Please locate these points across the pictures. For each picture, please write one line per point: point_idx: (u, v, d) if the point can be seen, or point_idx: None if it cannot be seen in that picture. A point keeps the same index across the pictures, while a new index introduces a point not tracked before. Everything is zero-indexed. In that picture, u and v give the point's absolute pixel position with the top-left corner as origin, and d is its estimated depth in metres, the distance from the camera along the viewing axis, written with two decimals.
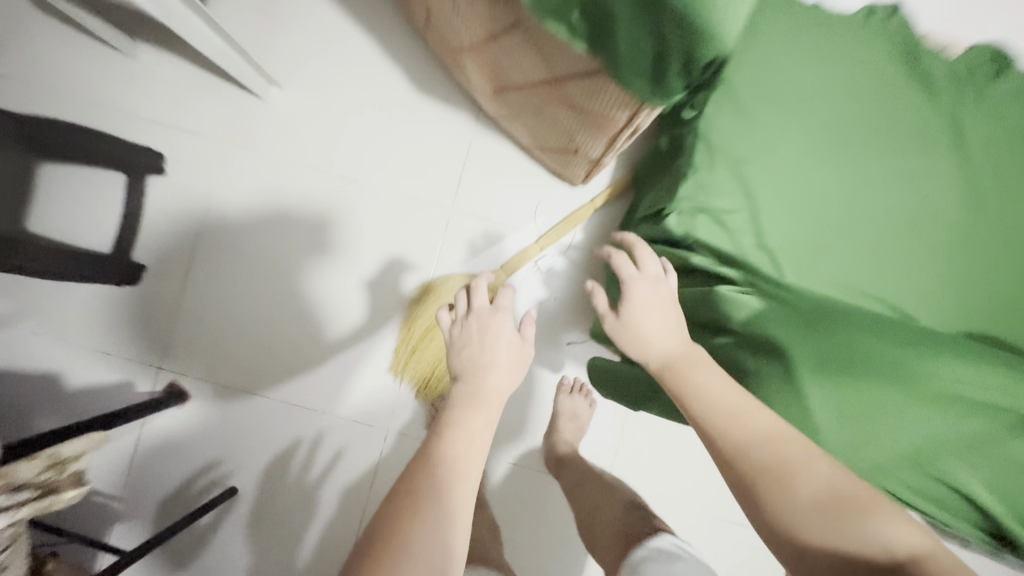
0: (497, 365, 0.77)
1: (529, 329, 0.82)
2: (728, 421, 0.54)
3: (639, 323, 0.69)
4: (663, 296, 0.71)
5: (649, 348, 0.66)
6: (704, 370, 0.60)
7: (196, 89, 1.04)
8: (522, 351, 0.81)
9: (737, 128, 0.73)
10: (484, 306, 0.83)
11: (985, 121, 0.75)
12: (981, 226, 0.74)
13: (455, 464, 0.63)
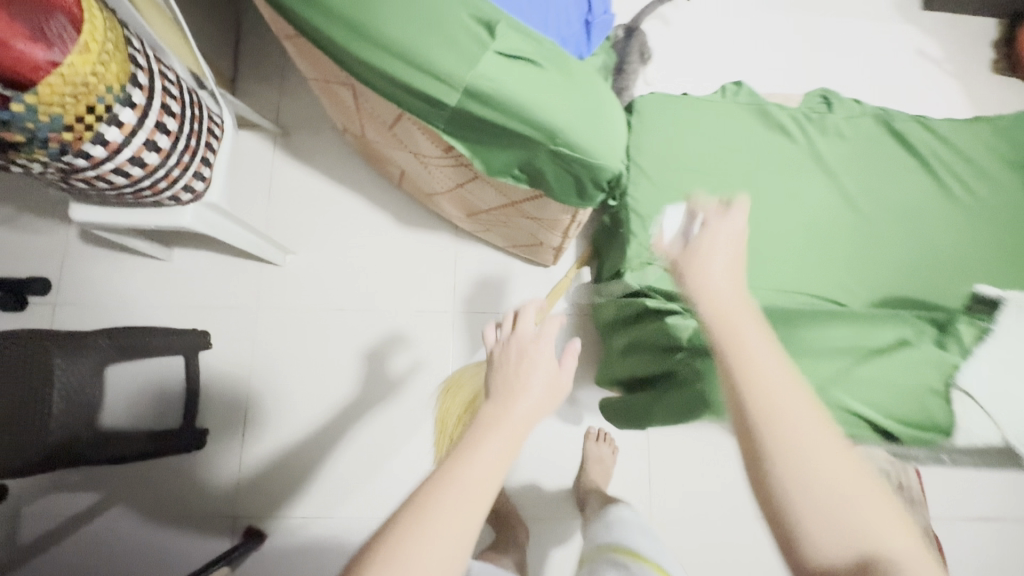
0: (527, 399, 0.57)
1: (572, 360, 0.62)
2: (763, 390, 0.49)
3: (705, 269, 0.60)
4: (736, 256, 0.62)
5: (704, 294, 0.58)
6: (749, 333, 0.53)
7: (226, 271, 1.26)
8: (561, 379, 0.61)
9: (655, 198, 0.96)
10: (525, 331, 0.64)
11: (830, 141, 1.02)
12: (859, 218, 0.98)
13: (468, 501, 0.48)
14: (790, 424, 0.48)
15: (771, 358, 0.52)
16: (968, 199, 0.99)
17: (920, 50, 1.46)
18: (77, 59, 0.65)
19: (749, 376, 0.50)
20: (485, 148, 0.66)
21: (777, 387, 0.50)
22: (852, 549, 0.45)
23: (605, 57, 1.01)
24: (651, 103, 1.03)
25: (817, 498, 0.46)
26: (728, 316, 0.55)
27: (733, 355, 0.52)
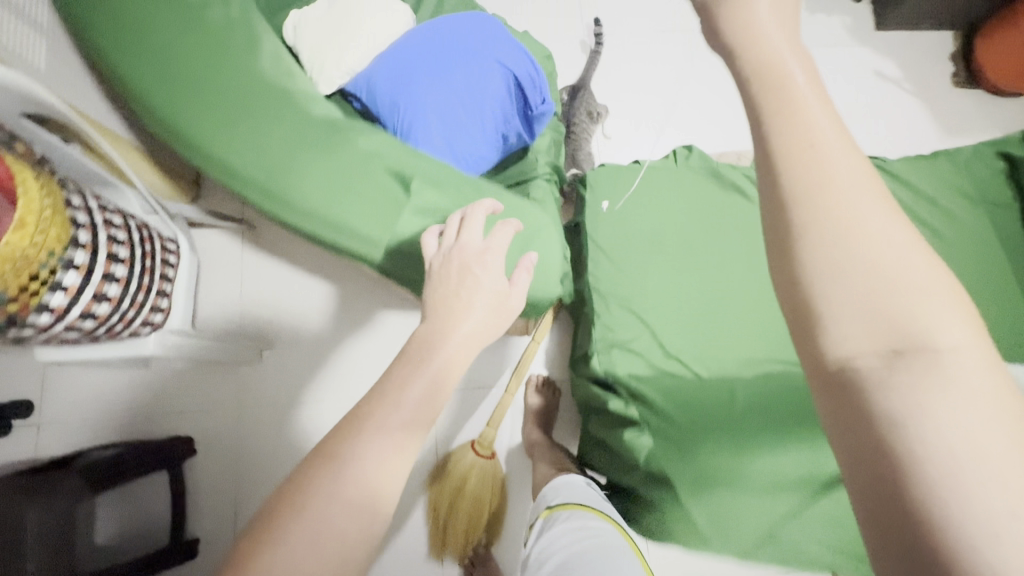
0: (470, 322, 0.54)
1: (522, 277, 0.61)
2: (811, 162, 0.34)
3: (751, 13, 0.38)
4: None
5: (750, 47, 0.38)
6: (802, 83, 0.36)
7: (207, 373, 1.26)
8: (511, 301, 0.58)
9: (614, 276, 0.96)
10: (468, 245, 0.58)
11: None
12: None
13: (407, 430, 0.46)
14: (814, 165, 0.34)
15: (821, 108, 0.36)
16: (935, 243, 0.98)
17: (877, 72, 1.45)
18: (15, 237, 0.63)
19: (792, 128, 0.35)
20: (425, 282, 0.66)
21: (831, 156, 0.34)
22: (894, 338, 0.31)
23: (552, 137, 1.03)
24: (603, 177, 1.03)
25: (848, 278, 0.32)
26: (778, 60, 0.37)
27: (777, 111, 0.35)
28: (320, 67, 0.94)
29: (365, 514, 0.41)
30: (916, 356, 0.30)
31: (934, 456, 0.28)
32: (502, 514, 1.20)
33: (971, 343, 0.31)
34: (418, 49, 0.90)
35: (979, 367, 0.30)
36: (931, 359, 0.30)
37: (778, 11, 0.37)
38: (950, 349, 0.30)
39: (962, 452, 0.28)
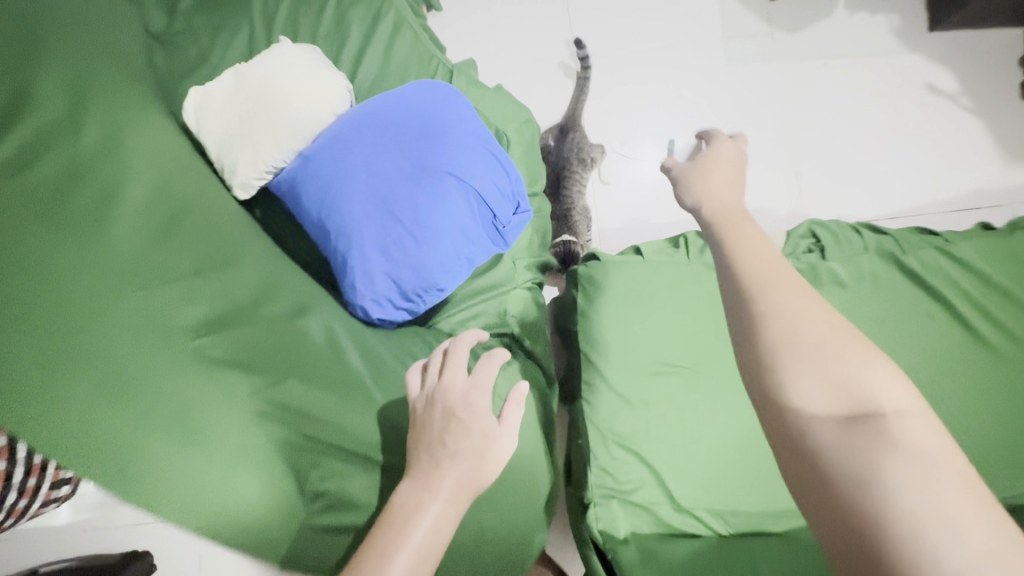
0: (458, 468, 0.52)
1: (512, 415, 0.58)
2: (759, 265, 0.46)
3: (711, 183, 0.55)
4: (737, 176, 0.58)
5: (706, 198, 0.54)
6: (746, 224, 0.50)
7: None
8: (498, 444, 0.55)
9: (613, 406, 0.79)
10: (454, 384, 0.57)
11: (828, 296, 0.81)
12: None
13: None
14: (764, 275, 0.45)
15: (757, 241, 0.49)
16: (1008, 350, 0.79)
17: (930, 84, 1.19)
18: None
19: (741, 250, 0.48)
20: None
21: (775, 265, 0.46)
22: (844, 405, 0.38)
23: (534, 230, 0.84)
24: (598, 274, 0.84)
25: (800, 352, 0.40)
26: (730, 211, 0.52)
27: (733, 239, 0.49)
28: (232, 167, 0.72)
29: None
30: (868, 421, 0.37)
31: (895, 501, 0.33)
32: None
33: (912, 404, 0.37)
34: (377, 148, 0.67)
35: (921, 425, 0.36)
36: (879, 424, 0.36)
37: (728, 183, 0.55)
38: (896, 412, 0.37)
39: (919, 500, 0.33)
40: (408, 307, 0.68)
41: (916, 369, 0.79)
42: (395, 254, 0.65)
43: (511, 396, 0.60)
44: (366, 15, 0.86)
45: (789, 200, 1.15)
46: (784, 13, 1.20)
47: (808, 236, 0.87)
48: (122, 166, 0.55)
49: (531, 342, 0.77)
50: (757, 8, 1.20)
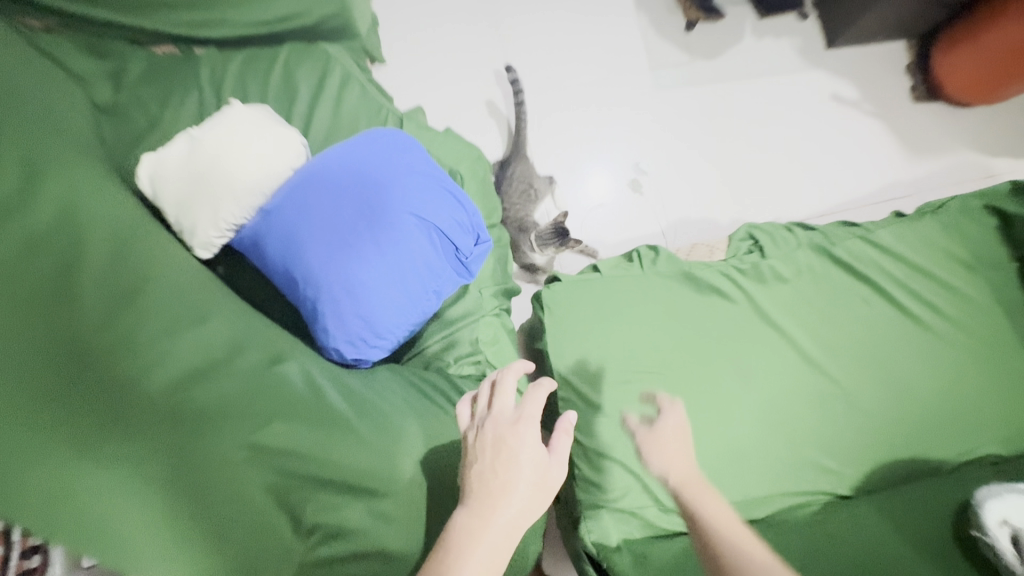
0: (512, 499, 0.56)
1: (561, 442, 0.62)
2: (719, 528, 0.59)
3: (666, 454, 0.70)
4: (683, 437, 0.73)
5: (670, 464, 0.69)
6: (705, 493, 0.64)
7: None
8: (549, 472, 0.59)
9: (591, 418, 0.82)
10: (504, 413, 0.61)
11: (772, 292, 0.88)
12: (826, 380, 0.85)
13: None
14: (730, 536, 0.58)
15: (728, 517, 0.61)
16: (935, 324, 0.88)
17: (835, 95, 1.33)
18: None
19: (710, 518, 0.61)
20: None
21: (721, 522, 0.60)
22: None
23: (496, 259, 0.87)
24: (562, 293, 0.88)
25: None
26: (692, 479, 0.67)
27: (699, 514, 0.62)
28: (192, 229, 0.74)
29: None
30: None
31: None
32: None
33: None
34: (330, 198, 0.70)
35: None
36: None
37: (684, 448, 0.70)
38: None
39: None
40: (382, 345, 0.71)
41: (857, 350, 0.86)
42: (364, 297, 0.68)
43: (559, 424, 0.63)
44: (314, 74, 0.90)
45: (728, 208, 1.24)
46: (700, 42, 1.33)
47: (746, 238, 0.92)
48: (78, 237, 0.57)
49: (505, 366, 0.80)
50: (676, 40, 1.33)
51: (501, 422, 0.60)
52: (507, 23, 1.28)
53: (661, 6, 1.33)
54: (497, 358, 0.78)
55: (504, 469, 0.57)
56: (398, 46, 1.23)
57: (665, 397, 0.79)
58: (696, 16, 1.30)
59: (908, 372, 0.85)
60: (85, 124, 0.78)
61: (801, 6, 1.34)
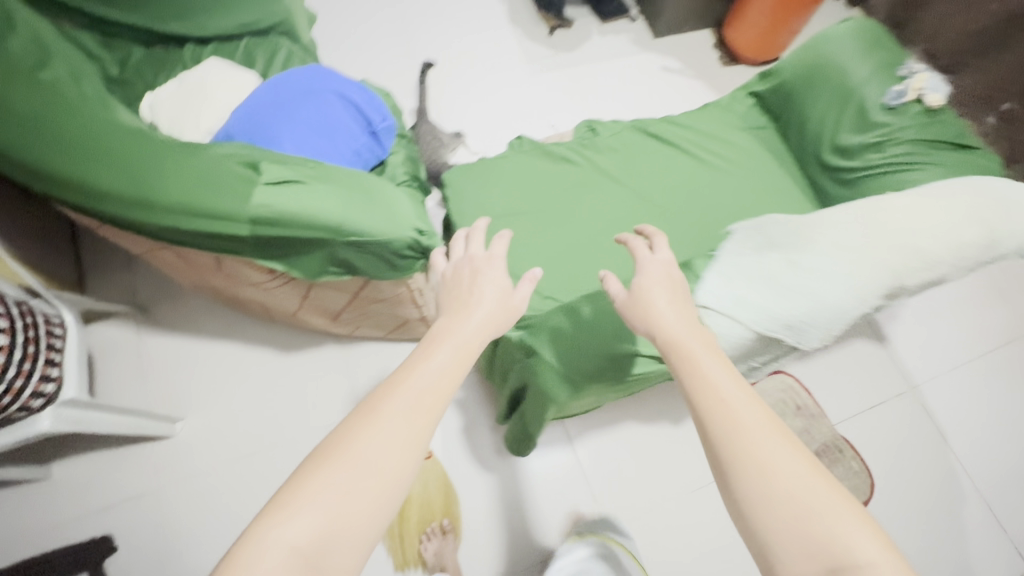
0: (481, 312, 0.69)
1: (525, 285, 0.75)
2: (716, 403, 0.54)
3: (656, 314, 0.65)
4: (672, 287, 0.68)
5: (659, 325, 0.64)
6: (705, 359, 0.59)
7: (113, 462, 1.22)
8: (512, 301, 0.73)
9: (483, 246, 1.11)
10: (478, 253, 0.78)
11: (606, 157, 1.23)
12: (651, 207, 1.18)
13: (421, 412, 0.56)
14: (726, 411, 0.54)
15: (724, 375, 0.57)
16: (723, 165, 1.24)
17: (664, 67, 1.80)
18: None
19: (702, 392, 0.56)
20: (290, 259, 0.76)
21: (728, 390, 0.55)
22: (817, 556, 0.44)
23: (405, 153, 1.19)
24: (457, 175, 1.20)
25: (755, 478, 0.49)
26: (684, 344, 0.61)
27: (697, 384, 0.57)
28: (180, 134, 1.05)
29: (383, 469, 0.50)
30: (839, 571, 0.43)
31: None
32: (455, 510, 1.22)
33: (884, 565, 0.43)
34: (271, 94, 1.01)
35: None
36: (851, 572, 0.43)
37: (670, 310, 0.64)
38: (866, 566, 0.43)
39: None
40: None
41: (670, 186, 1.21)
42: (303, 148, 0.98)
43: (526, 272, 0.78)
44: (270, 50, 1.28)
45: None
46: (561, 41, 1.81)
47: (585, 127, 1.28)
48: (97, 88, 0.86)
49: None
50: (543, 41, 1.81)
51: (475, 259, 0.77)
52: (418, 39, 1.73)
53: (530, 21, 1.82)
54: None
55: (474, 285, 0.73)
56: (334, 60, 1.66)
57: (656, 243, 0.75)
58: (554, 23, 1.79)
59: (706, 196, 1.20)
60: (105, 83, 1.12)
61: (629, 12, 1.85)
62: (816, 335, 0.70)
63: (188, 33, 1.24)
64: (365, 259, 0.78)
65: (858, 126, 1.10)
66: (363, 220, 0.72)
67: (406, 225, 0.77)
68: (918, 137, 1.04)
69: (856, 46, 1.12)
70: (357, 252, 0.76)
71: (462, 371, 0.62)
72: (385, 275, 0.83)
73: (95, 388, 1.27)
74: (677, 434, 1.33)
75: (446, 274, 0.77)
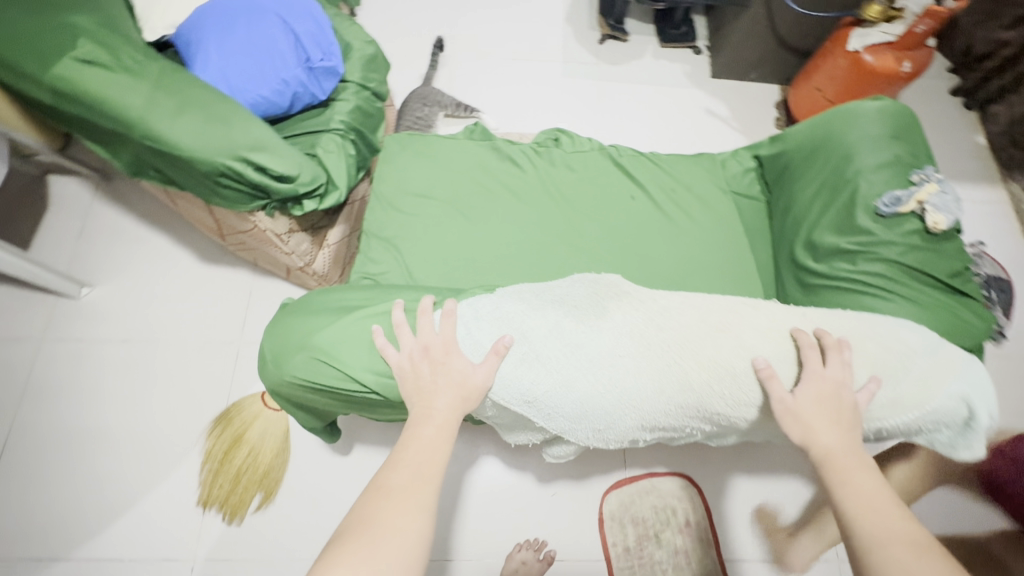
0: (442, 397, 0.52)
1: (492, 361, 0.53)
2: (889, 538, 0.47)
3: (816, 427, 0.53)
4: (837, 404, 0.53)
5: (816, 435, 0.52)
6: (865, 480, 0.50)
7: (17, 301, 1.27)
8: (471, 383, 0.53)
9: (383, 216, 1.03)
10: (429, 339, 0.54)
11: (558, 171, 1.10)
12: (579, 239, 1.04)
13: (422, 480, 0.50)
14: (900, 534, 0.47)
15: (881, 499, 0.50)
16: (685, 221, 1.06)
17: (709, 109, 1.61)
18: None
19: (861, 514, 0.49)
20: (109, 149, 0.75)
21: (895, 522, 0.48)
22: None
23: (357, 102, 1.12)
24: (394, 139, 1.11)
25: None
26: (842, 459, 0.52)
27: (858, 508, 0.49)
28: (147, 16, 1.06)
29: (399, 541, 0.46)
30: None
31: None
32: (279, 474, 1.16)
33: None
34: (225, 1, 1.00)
35: None
36: None
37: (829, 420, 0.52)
38: None
39: None
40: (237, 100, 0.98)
41: (614, 224, 1.06)
42: (228, 59, 0.96)
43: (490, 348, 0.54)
44: None
45: None
46: (608, 52, 1.67)
47: (551, 136, 1.16)
48: None
49: (329, 158, 1.03)
50: (590, 47, 1.68)
51: (423, 343, 0.54)
52: (461, 10, 1.68)
53: (584, 22, 1.70)
54: (322, 151, 1.03)
55: (429, 373, 0.53)
56: (375, 8, 1.65)
57: (834, 353, 0.55)
58: (607, 31, 1.65)
59: (650, 248, 1.03)
60: None
61: (695, 42, 1.67)
62: (578, 429, 0.56)
63: None
64: (179, 172, 0.74)
65: (840, 226, 0.89)
66: (163, 127, 0.68)
67: (224, 149, 0.71)
68: (901, 262, 0.82)
69: (877, 132, 0.91)
70: (166, 160, 0.73)
71: (446, 440, 0.52)
72: (210, 198, 0.78)
73: (34, 231, 1.33)
74: (542, 496, 1.16)
75: (403, 370, 0.54)
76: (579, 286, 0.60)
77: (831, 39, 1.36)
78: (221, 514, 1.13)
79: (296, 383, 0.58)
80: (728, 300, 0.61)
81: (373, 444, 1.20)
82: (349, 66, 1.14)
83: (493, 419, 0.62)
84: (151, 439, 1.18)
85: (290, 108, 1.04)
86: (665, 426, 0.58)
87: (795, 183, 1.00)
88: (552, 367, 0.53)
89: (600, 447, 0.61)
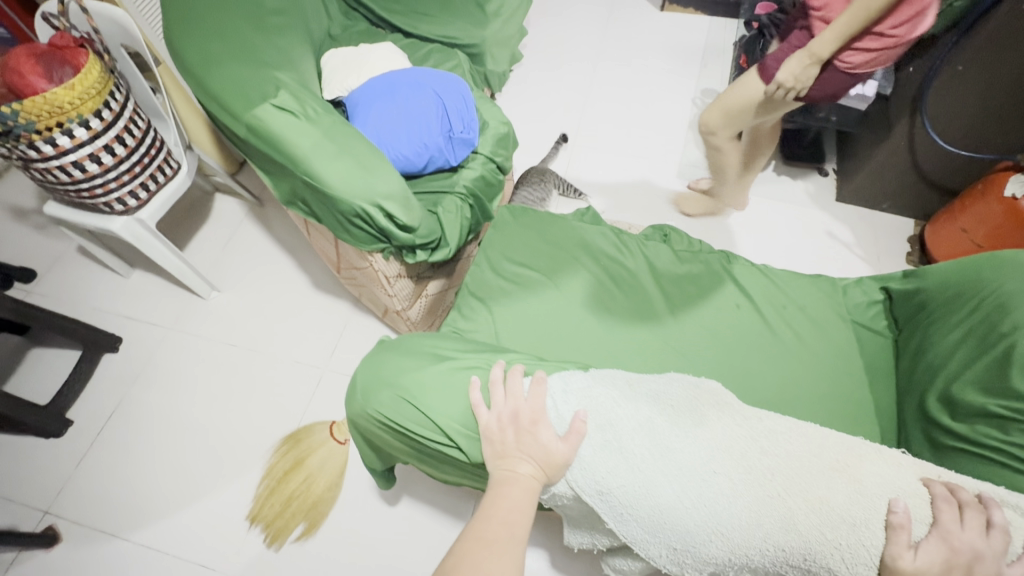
0: (524, 463, 0.51)
1: (574, 438, 0.50)
2: None
3: None
4: (963, 564, 0.44)
5: None
6: None
7: (159, 291, 1.46)
8: (551, 455, 0.50)
9: (484, 277, 1.06)
10: (517, 402, 0.52)
11: (663, 266, 1.09)
12: (673, 337, 1.00)
13: (510, 541, 0.48)
14: None
15: None
16: (791, 343, 0.98)
17: (830, 232, 1.53)
18: (61, 91, 0.95)
19: None
20: (273, 181, 0.88)
21: None
22: None
23: (482, 172, 1.21)
24: (511, 209, 1.16)
25: None
26: None
27: None
28: (331, 82, 1.27)
29: None
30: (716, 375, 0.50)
31: None
32: (325, 508, 1.16)
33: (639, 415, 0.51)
34: (393, 75, 1.16)
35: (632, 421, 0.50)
36: None
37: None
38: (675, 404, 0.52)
39: None
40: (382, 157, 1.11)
41: (713, 330, 1.01)
42: (383, 121, 1.09)
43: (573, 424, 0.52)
44: (443, 56, 1.48)
45: None
46: None
47: (661, 232, 1.16)
48: None
49: (448, 218, 1.11)
50: None
51: (507, 404, 0.53)
52: (591, 104, 1.80)
53: None
54: (443, 210, 1.11)
55: (514, 436, 0.51)
56: (515, 95, 1.83)
57: (973, 513, 0.47)
58: None
59: (746, 364, 0.96)
60: (321, 35, 1.41)
61: (822, 164, 1.63)
62: (650, 543, 0.50)
63: (404, 25, 1.51)
64: (322, 207, 0.84)
65: (987, 384, 0.77)
66: (321, 167, 0.78)
67: (366, 193, 0.80)
68: None
69: None
70: (314, 195, 0.83)
71: (530, 505, 0.50)
72: (340, 234, 0.87)
73: (192, 236, 1.56)
74: None
75: (489, 433, 0.52)
76: (676, 386, 0.57)
77: (983, 181, 1.27)
78: (263, 534, 1.14)
79: (375, 418, 0.59)
80: (847, 439, 0.54)
81: (420, 501, 1.16)
82: (483, 141, 1.25)
83: (560, 507, 0.58)
84: (227, 441, 1.25)
85: (424, 169, 1.15)
86: (751, 569, 0.50)
87: (931, 324, 0.90)
88: (637, 468, 0.49)
89: (671, 573, 0.54)
